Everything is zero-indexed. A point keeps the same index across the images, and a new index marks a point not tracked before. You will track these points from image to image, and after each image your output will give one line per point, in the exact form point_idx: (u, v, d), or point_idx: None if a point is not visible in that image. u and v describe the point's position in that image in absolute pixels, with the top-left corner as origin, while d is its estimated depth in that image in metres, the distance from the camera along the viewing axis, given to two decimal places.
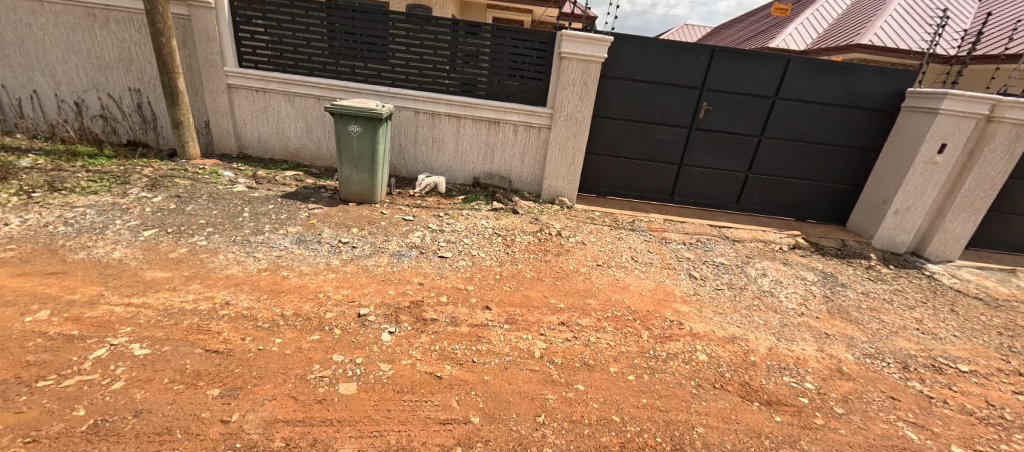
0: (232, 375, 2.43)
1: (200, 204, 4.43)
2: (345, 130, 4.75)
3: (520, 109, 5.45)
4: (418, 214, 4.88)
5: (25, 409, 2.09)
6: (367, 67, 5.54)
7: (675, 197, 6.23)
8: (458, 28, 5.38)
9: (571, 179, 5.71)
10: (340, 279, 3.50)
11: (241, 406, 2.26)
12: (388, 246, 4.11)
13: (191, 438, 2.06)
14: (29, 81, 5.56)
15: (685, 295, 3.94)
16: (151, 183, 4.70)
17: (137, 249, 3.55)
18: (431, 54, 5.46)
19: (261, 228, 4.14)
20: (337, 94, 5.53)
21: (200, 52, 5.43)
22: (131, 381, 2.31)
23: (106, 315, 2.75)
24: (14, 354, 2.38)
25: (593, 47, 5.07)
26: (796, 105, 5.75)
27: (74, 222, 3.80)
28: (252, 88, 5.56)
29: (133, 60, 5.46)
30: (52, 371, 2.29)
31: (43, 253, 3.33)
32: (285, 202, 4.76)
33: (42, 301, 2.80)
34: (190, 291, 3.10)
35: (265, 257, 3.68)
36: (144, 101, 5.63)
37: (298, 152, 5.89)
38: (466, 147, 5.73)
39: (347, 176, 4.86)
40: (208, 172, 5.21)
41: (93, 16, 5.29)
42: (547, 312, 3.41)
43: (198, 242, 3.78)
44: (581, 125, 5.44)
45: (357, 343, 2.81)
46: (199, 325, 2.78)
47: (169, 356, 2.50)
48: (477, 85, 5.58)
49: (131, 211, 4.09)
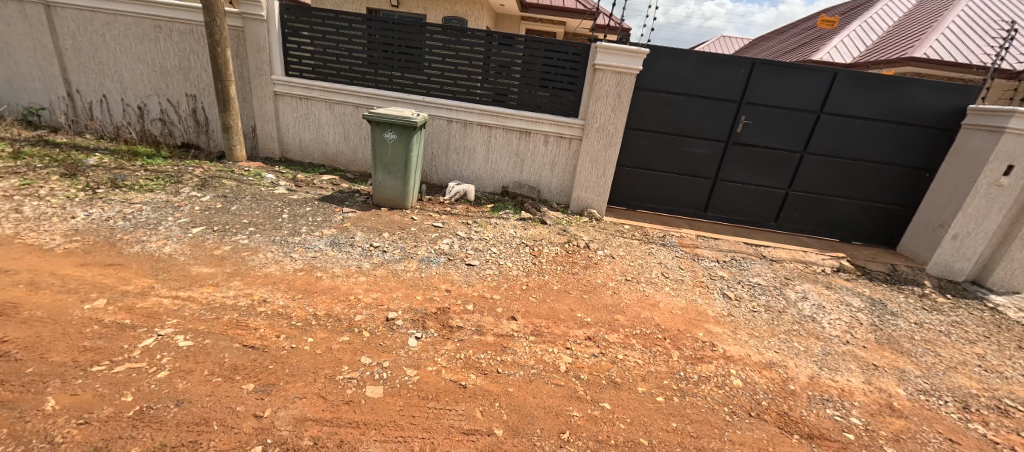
0: (266, 371, 2.52)
1: (244, 204, 4.64)
2: (381, 137, 4.89)
3: (552, 120, 5.46)
4: (447, 221, 4.94)
5: (80, 391, 2.21)
6: (404, 76, 5.69)
7: (708, 213, 6.08)
8: (492, 39, 5.46)
9: (601, 191, 5.66)
10: (371, 282, 3.58)
11: (274, 402, 2.33)
12: (418, 251, 4.18)
13: (226, 430, 2.13)
14: (100, 87, 6.02)
15: (719, 316, 3.80)
16: (201, 183, 4.95)
17: (186, 245, 3.74)
18: (466, 66, 5.57)
19: (299, 229, 4.29)
20: (375, 102, 5.71)
21: (251, 62, 5.73)
22: (175, 371, 2.42)
23: (155, 306, 2.91)
24: (73, 339, 2.54)
25: (627, 59, 5.04)
26: (839, 121, 5.53)
27: (132, 217, 4.04)
28: (296, 95, 5.82)
29: (191, 69, 5.80)
30: (104, 358, 2.43)
31: (103, 245, 3.56)
32: (322, 205, 4.91)
33: (100, 290, 2.99)
34: (232, 287, 3.24)
35: (302, 258, 3.81)
36: (198, 106, 5.96)
37: (335, 157, 6.09)
38: (496, 156, 5.78)
39: (380, 182, 4.99)
40: (253, 175, 5.46)
41: (158, 28, 5.66)
42: (573, 326, 3.37)
43: (241, 240, 3.96)
44: (613, 138, 5.41)
45: (385, 347, 2.86)
46: (239, 320, 2.90)
47: (210, 349, 2.61)
48: (509, 95, 5.63)
49: (182, 209, 4.31)
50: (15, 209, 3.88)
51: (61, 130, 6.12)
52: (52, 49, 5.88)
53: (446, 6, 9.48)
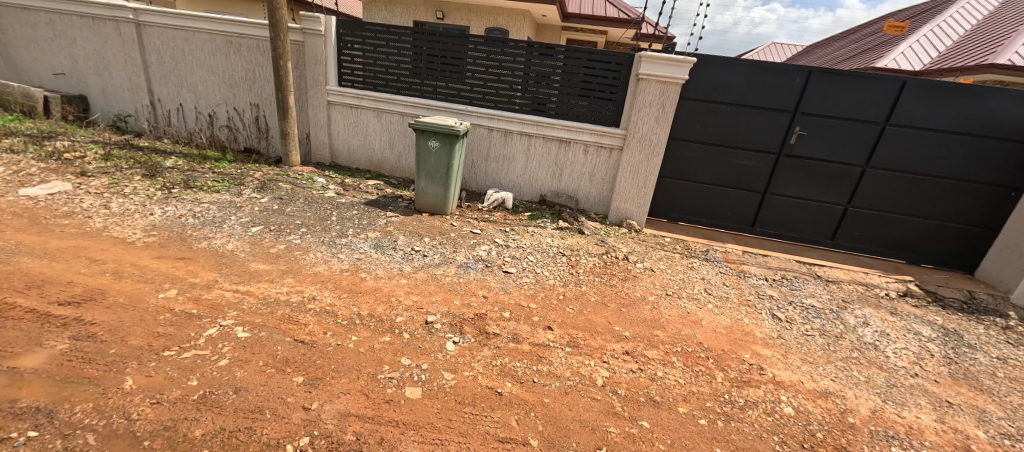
0: (314, 366, 2.63)
1: (297, 206, 4.90)
2: (425, 145, 5.04)
3: (592, 129, 5.44)
4: (485, 228, 5.01)
5: (153, 373, 2.41)
6: (448, 86, 5.85)
7: (757, 227, 5.84)
8: (533, 49, 5.53)
9: (641, 202, 5.57)
10: (411, 285, 3.68)
11: (320, 395, 2.43)
12: (456, 257, 4.26)
13: (277, 420, 2.25)
14: (178, 96, 6.57)
15: (768, 338, 3.64)
16: (260, 186, 5.28)
17: (246, 242, 3.99)
18: (509, 76, 5.65)
19: (346, 232, 4.48)
20: (420, 111, 5.89)
21: (308, 73, 6.07)
22: (234, 360, 2.58)
23: (218, 298, 3.13)
24: (149, 324, 2.77)
25: (672, 68, 4.96)
26: (904, 132, 5.20)
27: (200, 215, 4.36)
28: (347, 104, 6.11)
29: (256, 80, 6.21)
30: (175, 344, 2.63)
31: (175, 240, 3.85)
32: (367, 209, 5.10)
33: (172, 281, 3.24)
34: (285, 284, 3.43)
35: (348, 259, 3.97)
36: (261, 114, 6.36)
37: (381, 163, 6.32)
38: (535, 165, 5.81)
39: (422, 188, 5.13)
40: (305, 178, 5.76)
41: (230, 43, 6.11)
42: (611, 339, 3.32)
43: (294, 239, 4.18)
44: (656, 148, 5.31)
45: (424, 349, 2.92)
46: (291, 315, 3.06)
47: (265, 341, 2.77)
48: (547, 105, 5.65)
49: (244, 209, 4.61)
50: (104, 206, 4.29)
51: (144, 135, 6.73)
52: (141, 63, 6.50)
53: (489, 18, 9.64)
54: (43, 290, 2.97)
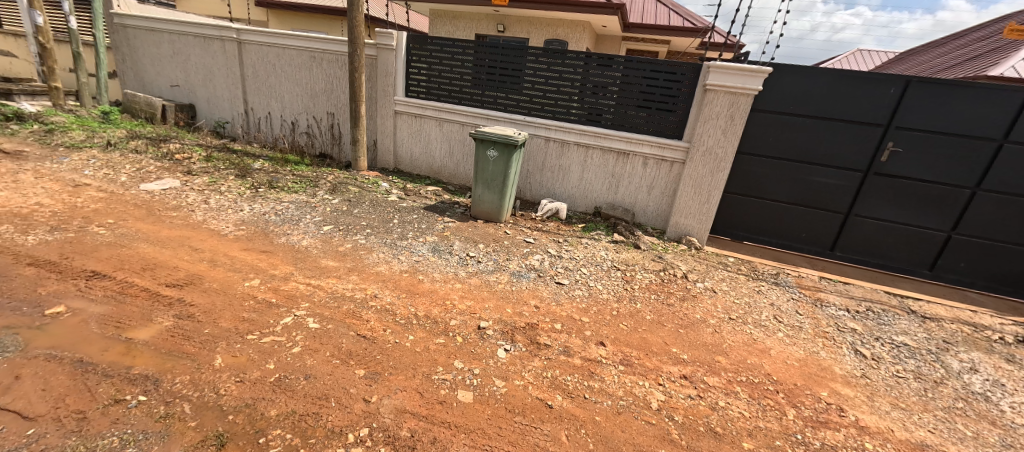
0: (374, 360, 2.78)
1: (364, 208, 5.20)
2: (484, 154, 5.17)
3: (653, 142, 5.33)
4: (538, 237, 5.04)
5: (239, 354, 2.65)
6: (507, 97, 5.98)
7: (836, 251, 5.43)
8: (591, 60, 5.53)
9: (703, 218, 5.35)
10: (465, 290, 3.77)
11: (379, 390, 2.56)
12: (509, 265, 4.32)
13: (341, 409, 2.39)
14: (267, 105, 7.24)
15: (849, 376, 3.35)
16: (332, 188, 5.66)
17: (318, 240, 4.30)
18: (568, 87, 5.67)
19: (406, 234, 4.69)
20: (479, 121, 6.06)
21: (379, 84, 6.46)
22: (305, 348, 2.78)
23: (294, 289, 3.39)
24: (236, 309, 3.06)
25: (744, 79, 4.74)
26: (1019, 152, 4.64)
27: (280, 213, 4.75)
28: (412, 114, 6.42)
29: (333, 91, 6.69)
30: (257, 329, 2.89)
31: (259, 235, 4.23)
32: (426, 213, 5.31)
33: (255, 272, 3.56)
34: (351, 281, 3.65)
35: (407, 260, 4.15)
36: (336, 122, 6.83)
37: (439, 170, 6.55)
38: (591, 176, 5.77)
39: (479, 196, 5.26)
40: (371, 182, 6.09)
41: (313, 58, 6.64)
42: (667, 361, 3.22)
43: (359, 239, 4.44)
44: (721, 162, 5.09)
45: (476, 354, 2.99)
46: (355, 311, 3.25)
47: (331, 333, 2.96)
48: (603, 115, 5.61)
49: (317, 209, 4.97)
50: (204, 201, 4.81)
51: (238, 140, 7.47)
52: (239, 76, 7.25)
53: (547, 30, 9.74)
54: (153, 272, 3.38)
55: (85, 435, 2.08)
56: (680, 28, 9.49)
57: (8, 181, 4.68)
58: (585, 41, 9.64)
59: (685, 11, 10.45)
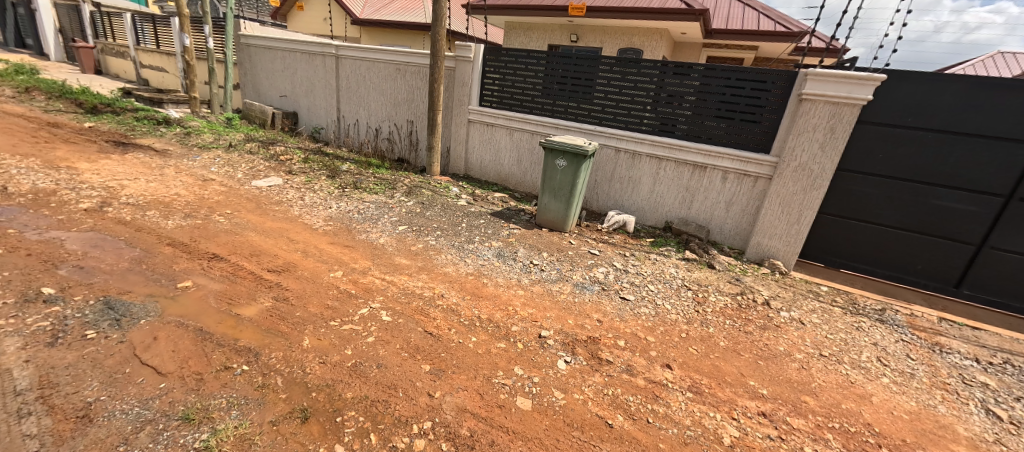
0: (439, 357, 2.94)
1: (435, 211, 5.49)
2: (553, 163, 5.24)
3: (735, 155, 5.06)
4: (604, 249, 5.00)
5: (323, 338, 2.94)
6: (579, 107, 6.02)
7: (963, 290, 4.61)
8: (667, 69, 5.38)
9: (791, 240, 4.93)
10: (528, 297, 3.85)
11: (443, 386, 2.70)
12: (573, 275, 4.33)
13: (407, 400, 2.55)
14: (355, 113, 7.90)
15: (977, 438, 2.89)
16: (407, 191, 6.03)
17: (394, 238, 4.61)
18: (641, 96, 5.60)
19: (473, 238, 4.87)
20: (549, 130, 6.15)
21: (455, 94, 6.81)
22: (378, 339, 3.01)
23: (370, 283, 3.68)
24: (322, 297, 3.40)
25: (850, 87, 4.31)
26: None
27: (362, 212, 5.16)
28: (485, 122, 6.67)
29: (414, 100, 7.14)
30: (338, 316, 3.18)
31: (343, 230, 4.63)
32: (493, 219, 5.48)
33: (339, 264, 3.91)
34: (421, 279, 3.88)
35: (473, 263, 4.32)
36: (414, 130, 7.28)
37: (507, 178, 6.72)
38: (663, 189, 5.62)
39: (546, 204, 5.33)
40: (443, 187, 6.41)
41: (398, 70, 7.15)
42: (743, 394, 3.03)
43: (430, 240, 4.69)
44: (817, 180, 4.65)
45: (536, 362, 3.05)
46: (423, 308, 3.45)
47: (401, 327, 3.17)
48: (677, 126, 5.45)
49: (394, 210, 5.33)
50: (300, 198, 5.36)
51: (330, 144, 8.23)
52: (335, 87, 8.01)
53: (623, 38, 9.52)
54: (257, 258, 3.84)
55: (201, 393, 2.41)
56: (770, 33, 8.84)
57: (156, 175, 5.59)
58: (661, 49, 9.33)
59: (776, 15, 9.71)
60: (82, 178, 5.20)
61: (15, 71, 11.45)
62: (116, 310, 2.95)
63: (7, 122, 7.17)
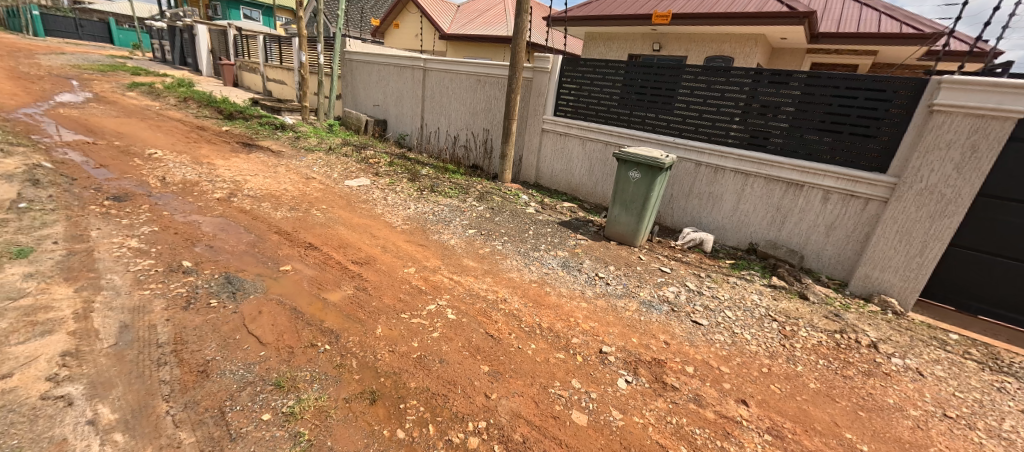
0: (498, 360, 3.07)
1: (504, 217, 5.68)
2: (626, 175, 5.21)
3: (840, 173, 4.60)
4: (676, 268, 4.83)
5: (394, 328, 3.21)
6: (657, 118, 5.92)
7: None
8: (762, 77, 5.09)
9: (909, 275, 4.25)
10: (590, 311, 3.85)
11: (500, 389, 2.82)
12: (640, 293, 4.24)
13: (465, 396, 2.71)
14: (436, 121, 8.41)
15: None
16: (479, 196, 6.30)
17: (463, 241, 4.85)
18: (729, 107, 5.36)
19: (539, 246, 4.98)
20: (624, 141, 6.11)
21: (531, 104, 7.02)
22: (442, 335, 3.21)
23: (439, 281, 3.93)
24: (395, 289, 3.70)
25: (998, 98, 3.70)
26: None
27: (436, 213, 5.49)
28: (558, 132, 6.78)
29: (491, 110, 7.45)
30: (409, 310, 3.43)
31: (418, 230, 4.97)
32: (560, 228, 5.55)
33: (413, 261, 4.22)
34: (486, 282, 4.06)
35: (538, 271, 4.43)
36: (490, 138, 7.57)
37: (577, 188, 6.75)
38: (748, 208, 5.29)
39: (615, 217, 5.30)
40: (513, 194, 6.60)
41: (479, 81, 7.50)
42: (837, 447, 2.70)
43: (497, 245, 4.87)
44: (949, 206, 3.99)
45: (595, 378, 3.06)
46: (485, 310, 3.61)
47: (463, 326, 3.36)
48: (769, 139, 5.13)
49: (466, 214, 5.60)
50: (383, 197, 5.83)
51: (412, 149, 8.80)
52: (420, 96, 8.60)
53: (712, 45, 9.00)
54: (345, 250, 4.26)
55: (292, 364, 2.75)
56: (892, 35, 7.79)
57: (271, 171, 6.40)
58: (756, 55, 8.71)
59: (900, 15, 8.57)
60: (216, 172, 6.08)
61: (180, 83, 13.74)
62: (233, 284, 3.45)
63: (166, 124, 8.65)
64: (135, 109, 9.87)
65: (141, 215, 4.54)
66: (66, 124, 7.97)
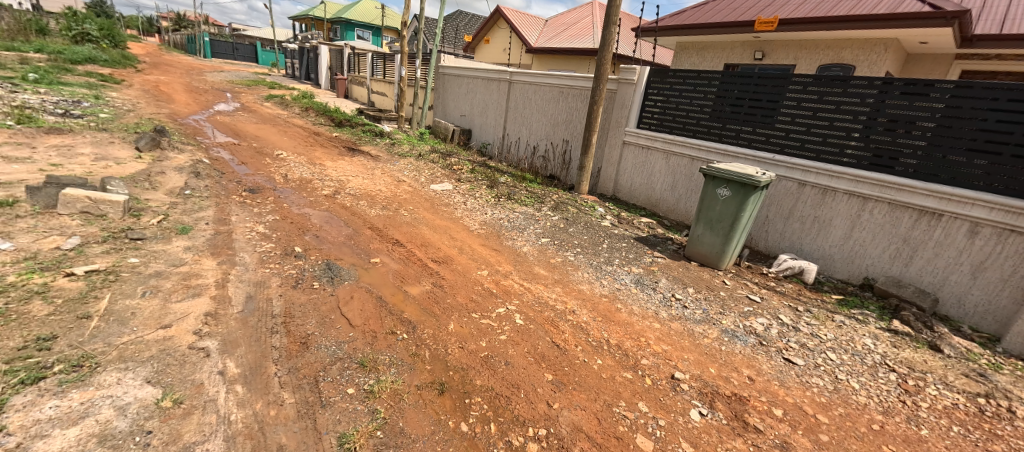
0: (562, 370, 3.13)
1: (578, 228, 5.72)
2: (713, 192, 4.95)
3: (992, 203, 3.85)
4: (768, 298, 4.41)
5: (466, 325, 3.42)
6: (754, 132, 5.53)
7: None
8: (891, 88, 4.46)
9: None
10: (664, 333, 3.73)
11: (563, 399, 2.87)
12: (723, 320, 3.97)
13: (528, 401, 2.81)
14: (518, 131, 8.70)
15: None
16: (554, 206, 6.40)
17: (536, 249, 4.98)
18: (846, 121, 4.79)
19: (613, 260, 4.95)
20: (712, 156, 5.82)
21: (614, 116, 7.03)
22: (509, 339, 3.35)
23: (510, 286, 4.09)
24: (467, 288, 3.94)
25: None
26: None
27: (511, 220, 5.69)
28: (640, 145, 6.70)
29: (572, 121, 7.55)
30: (481, 311, 3.63)
31: (493, 235, 5.19)
32: (636, 244, 5.46)
33: (488, 264, 4.43)
34: (555, 292, 4.13)
35: (609, 285, 4.41)
36: (569, 149, 7.66)
37: (657, 203, 6.60)
38: (865, 237, 4.65)
39: (699, 236, 5.09)
40: (589, 206, 6.61)
41: (562, 92, 7.65)
42: None
43: (569, 256, 4.93)
44: None
45: (664, 404, 2.94)
46: (553, 318, 3.70)
47: (529, 333, 3.46)
48: (898, 159, 4.43)
49: (540, 223, 5.73)
50: (463, 202, 6.17)
51: (493, 159, 9.15)
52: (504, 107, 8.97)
53: (827, 53, 7.85)
54: (426, 248, 4.59)
55: (374, 348, 3.05)
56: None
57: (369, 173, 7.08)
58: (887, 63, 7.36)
59: None
60: (325, 172, 6.86)
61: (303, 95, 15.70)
62: (332, 270, 3.89)
63: (291, 129, 9.94)
64: (269, 116, 11.49)
65: (268, 205, 5.28)
66: (219, 127, 9.52)
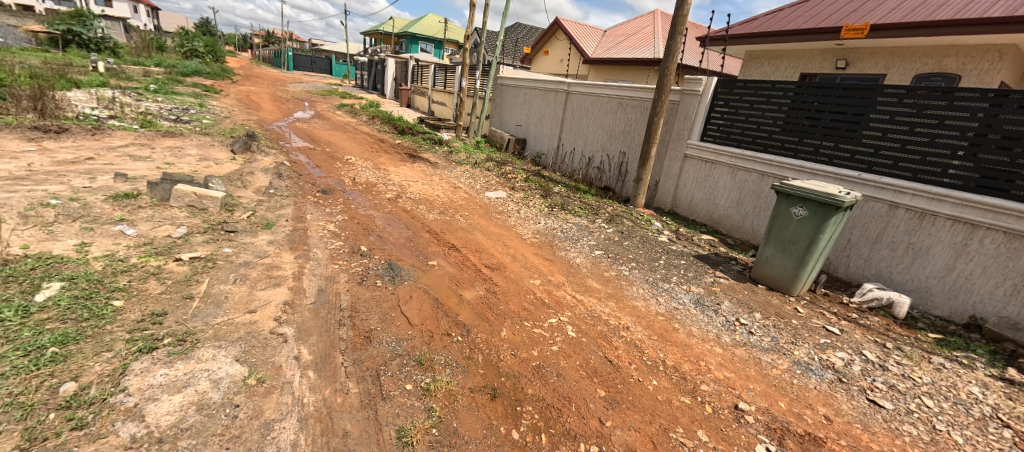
0: (615, 387, 3.04)
1: (633, 242, 5.57)
2: (787, 211, 4.62)
3: None
4: (849, 331, 4.04)
5: (517, 333, 3.42)
6: (837, 147, 5.14)
7: None
8: (1005, 102, 4.00)
9: None
10: (725, 359, 3.53)
11: (615, 418, 2.78)
12: (795, 351, 3.70)
13: (577, 415, 2.74)
14: (573, 142, 8.66)
15: None
16: (609, 218, 6.29)
17: (589, 261, 4.91)
18: (947, 137, 4.34)
19: (670, 278, 4.77)
20: (785, 172, 5.48)
21: (676, 128, 6.83)
22: (560, 350, 3.31)
23: (562, 296, 4.05)
24: (518, 296, 3.95)
25: None
26: None
27: (564, 231, 5.65)
28: (704, 158, 6.44)
29: (630, 133, 7.41)
30: (532, 320, 3.62)
31: (546, 245, 5.18)
32: (696, 262, 5.24)
33: (539, 273, 4.42)
34: (609, 306, 4.04)
35: (666, 303, 4.25)
36: (626, 161, 7.51)
37: (720, 220, 6.31)
38: (972, 268, 4.15)
39: (768, 257, 4.79)
40: (645, 220, 6.43)
41: (620, 103, 7.54)
42: None
43: (623, 270, 4.81)
44: None
45: (727, 436, 2.76)
46: (606, 333, 3.62)
47: (580, 345, 3.41)
48: (1015, 181, 3.95)
49: (594, 235, 5.64)
50: (517, 210, 6.22)
51: (547, 168, 9.14)
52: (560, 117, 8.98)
53: (925, 61, 7.16)
54: (480, 254, 4.66)
55: (430, 348, 3.12)
56: None
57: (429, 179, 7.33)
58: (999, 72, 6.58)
59: None
60: (388, 177, 7.18)
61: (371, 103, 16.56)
62: (393, 270, 4.05)
63: (359, 136, 10.51)
64: (341, 123, 12.23)
65: (339, 206, 5.60)
66: (298, 133, 10.27)
